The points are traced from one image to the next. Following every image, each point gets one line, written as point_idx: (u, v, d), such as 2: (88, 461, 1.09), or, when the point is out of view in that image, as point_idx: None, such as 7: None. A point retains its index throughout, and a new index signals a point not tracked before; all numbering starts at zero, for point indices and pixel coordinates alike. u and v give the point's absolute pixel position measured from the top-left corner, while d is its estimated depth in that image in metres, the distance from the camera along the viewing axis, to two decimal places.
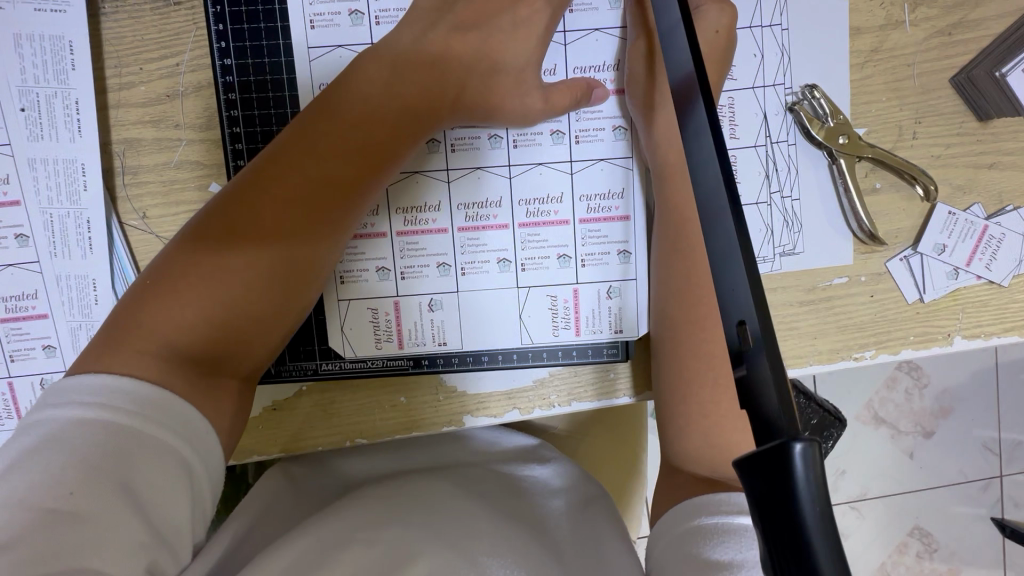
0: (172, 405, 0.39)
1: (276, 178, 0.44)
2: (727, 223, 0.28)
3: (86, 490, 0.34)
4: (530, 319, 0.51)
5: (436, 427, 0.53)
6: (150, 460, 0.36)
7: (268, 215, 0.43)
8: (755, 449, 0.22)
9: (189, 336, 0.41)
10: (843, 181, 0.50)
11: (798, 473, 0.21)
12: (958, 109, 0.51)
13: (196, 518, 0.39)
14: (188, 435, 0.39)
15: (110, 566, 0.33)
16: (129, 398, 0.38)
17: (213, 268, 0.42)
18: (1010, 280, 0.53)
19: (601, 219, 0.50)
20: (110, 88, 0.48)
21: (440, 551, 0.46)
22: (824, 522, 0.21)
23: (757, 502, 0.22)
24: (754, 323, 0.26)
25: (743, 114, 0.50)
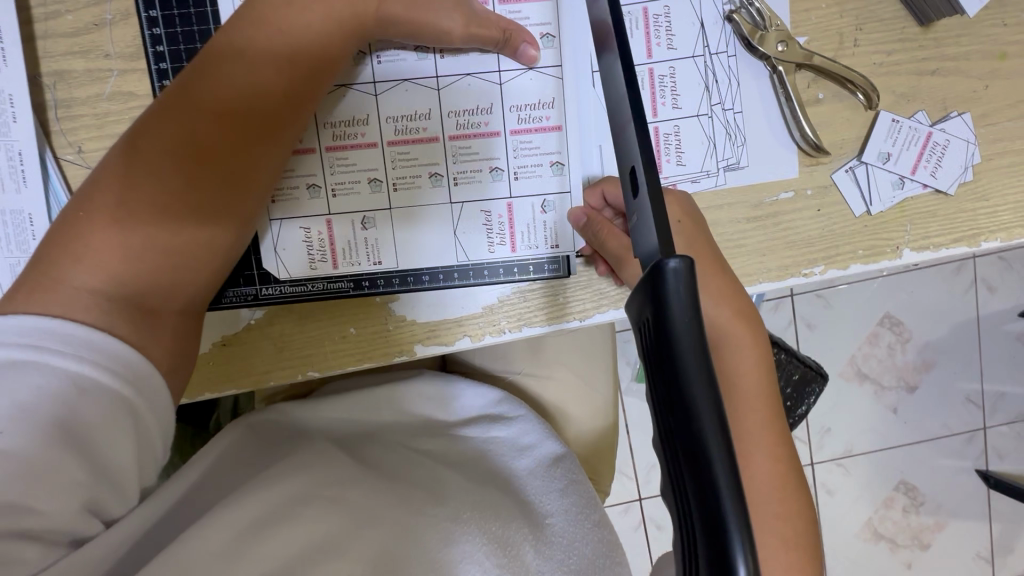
0: (111, 347, 0.38)
1: (200, 100, 0.42)
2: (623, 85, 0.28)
3: (17, 429, 0.35)
4: (467, 235, 0.51)
5: (386, 357, 0.53)
6: (87, 402, 0.36)
7: (197, 141, 0.42)
8: (642, 280, 0.22)
9: (118, 266, 0.40)
10: (784, 90, 0.50)
11: (669, 289, 0.21)
12: (899, 14, 0.50)
13: (143, 459, 0.40)
14: (128, 376, 0.38)
15: (42, 505, 0.35)
16: (63, 339, 0.37)
17: (145, 199, 0.41)
18: (956, 189, 0.52)
19: (533, 129, 0.50)
20: (36, 18, 0.48)
21: (398, 526, 0.47)
22: (711, 391, 0.20)
23: (646, 352, 0.22)
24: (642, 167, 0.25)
25: (678, 24, 0.49)
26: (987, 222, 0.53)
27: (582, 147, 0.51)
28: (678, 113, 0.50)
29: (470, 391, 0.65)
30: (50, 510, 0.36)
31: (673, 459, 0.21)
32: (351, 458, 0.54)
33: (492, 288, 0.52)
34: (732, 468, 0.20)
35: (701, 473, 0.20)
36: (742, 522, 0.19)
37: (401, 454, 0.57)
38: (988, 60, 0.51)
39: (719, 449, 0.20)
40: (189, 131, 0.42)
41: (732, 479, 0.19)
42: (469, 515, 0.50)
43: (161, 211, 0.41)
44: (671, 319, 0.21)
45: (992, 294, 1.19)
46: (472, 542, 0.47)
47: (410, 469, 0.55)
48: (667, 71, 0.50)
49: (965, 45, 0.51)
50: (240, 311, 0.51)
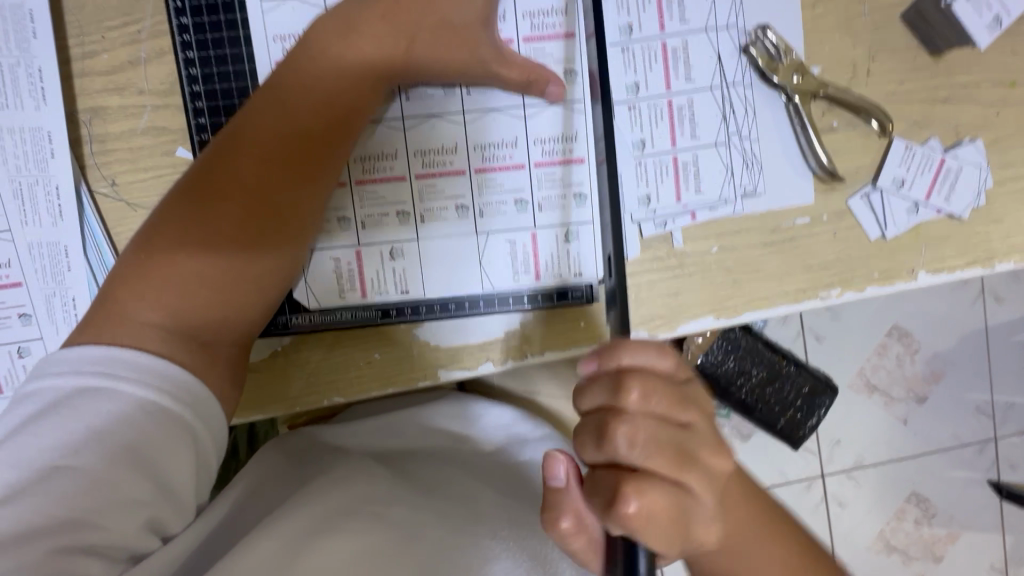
0: (173, 371, 0.40)
1: (251, 141, 0.44)
2: None
3: (89, 449, 0.37)
4: (491, 265, 0.52)
5: (411, 383, 0.54)
6: (152, 424, 0.38)
7: (249, 180, 0.44)
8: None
9: (178, 301, 0.42)
10: (800, 119, 0.51)
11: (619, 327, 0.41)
12: (911, 44, 0.51)
13: (199, 478, 0.42)
14: (188, 398, 0.40)
15: (110, 521, 0.37)
16: (130, 366, 0.39)
17: (200, 236, 0.43)
18: (970, 213, 0.53)
19: (556, 162, 0.51)
20: (74, 57, 0.49)
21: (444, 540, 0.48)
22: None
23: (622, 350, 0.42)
24: None
25: (696, 57, 0.51)
26: (1000, 244, 0.54)
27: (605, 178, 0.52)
28: (697, 143, 0.52)
29: (498, 411, 0.65)
30: (113, 527, 0.37)
31: None
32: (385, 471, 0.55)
33: (517, 316, 0.53)
34: None
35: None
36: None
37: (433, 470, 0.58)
38: (998, 87, 0.52)
39: None
40: (239, 173, 0.44)
41: None
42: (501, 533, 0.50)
43: (215, 249, 0.43)
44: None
45: (1000, 304, 1.20)
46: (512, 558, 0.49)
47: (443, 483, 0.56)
48: (686, 104, 0.51)
49: (975, 73, 0.52)
50: (271, 339, 0.53)
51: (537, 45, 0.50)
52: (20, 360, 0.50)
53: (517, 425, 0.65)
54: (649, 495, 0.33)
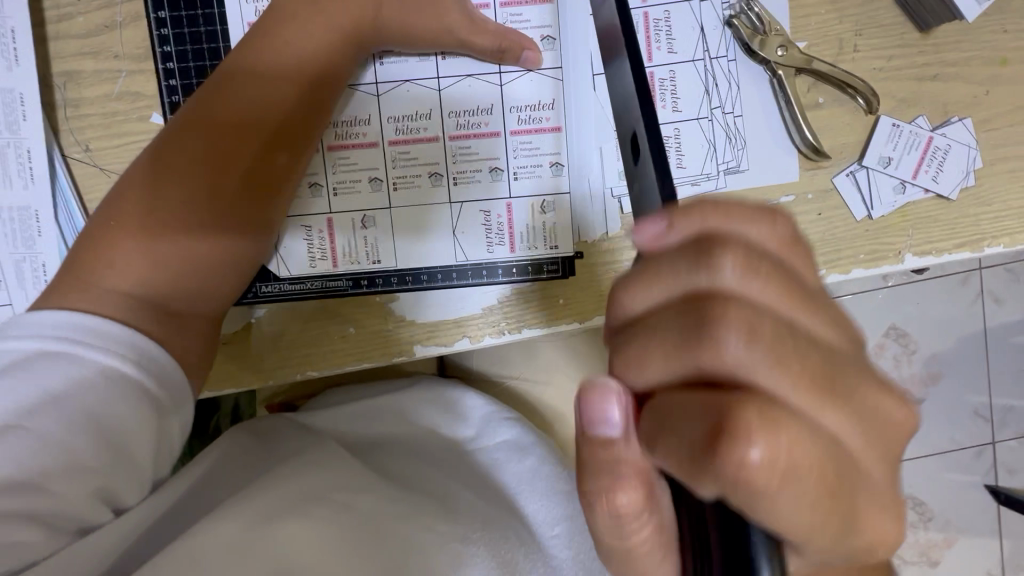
0: (136, 339, 0.39)
1: (222, 108, 0.44)
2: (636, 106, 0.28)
3: (43, 412, 0.35)
4: (466, 236, 0.51)
5: (384, 357, 0.53)
6: (114, 391, 0.37)
7: (220, 147, 0.44)
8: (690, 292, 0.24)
9: (148, 269, 0.41)
10: (784, 93, 0.50)
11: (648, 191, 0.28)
12: (898, 20, 0.50)
13: (163, 450, 0.40)
14: (151, 367, 0.39)
15: (62, 488, 0.35)
16: (93, 332, 0.38)
17: (169, 203, 0.42)
18: (958, 194, 0.52)
19: (532, 131, 0.50)
20: (49, 20, 0.49)
21: (415, 532, 0.45)
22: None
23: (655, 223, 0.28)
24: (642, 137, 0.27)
25: (679, 28, 0.50)
26: (990, 227, 0.53)
27: (582, 149, 0.51)
28: (678, 117, 0.51)
29: (478, 398, 0.65)
30: (61, 494, 0.35)
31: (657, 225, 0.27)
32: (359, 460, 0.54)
33: (491, 288, 0.52)
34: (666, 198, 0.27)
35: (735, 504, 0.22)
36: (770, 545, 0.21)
37: (409, 459, 0.57)
38: (989, 66, 0.51)
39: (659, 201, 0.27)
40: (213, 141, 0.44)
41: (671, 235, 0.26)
42: (476, 533, 0.49)
43: (188, 215, 0.42)
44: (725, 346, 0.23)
45: (999, 306, 1.18)
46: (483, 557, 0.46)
47: (420, 477, 0.55)
48: (668, 75, 0.50)
49: (965, 51, 0.51)
50: (241, 309, 0.52)
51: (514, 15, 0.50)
52: None
53: (495, 411, 0.65)
54: (785, 435, 0.21)
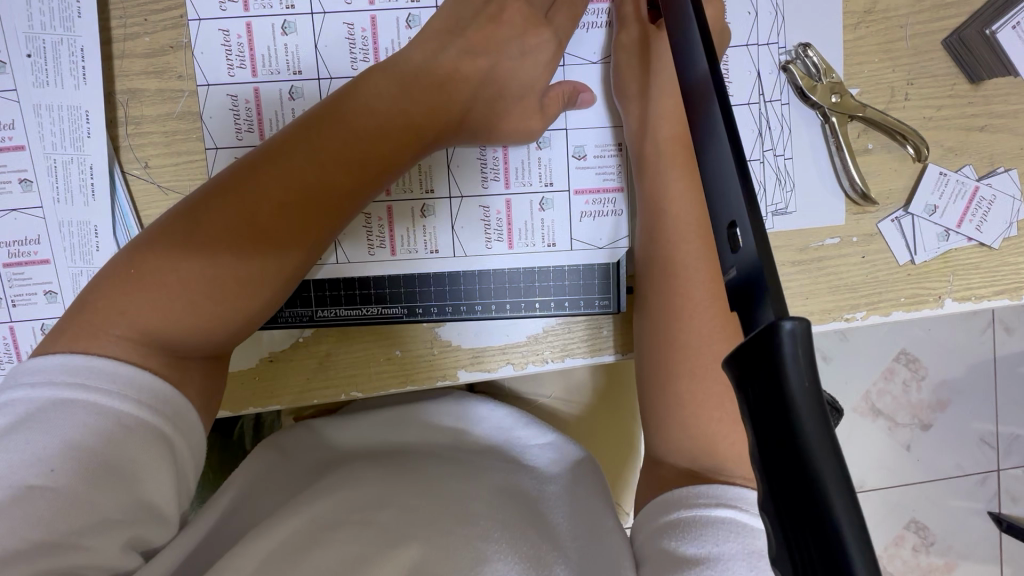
0: (153, 383, 0.38)
1: (288, 171, 0.43)
2: (732, 178, 0.26)
3: (67, 468, 0.35)
4: (538, 225, 0.53)
5: (429, 380, 0.54)
6: (129, 438, 0.36)
7: (271, 205, 0.43)
8: (745, 340, 0.22)
9: (172, 312, 0.40)
10: (835, 139, 0.51)
11: (785, 353, 0.21)
12: (950, 71, 0.51)
13: (181, 492, 0.40)
14: (173, 416, 0.39)
15: (93, 542, 0.35)
16: (130, 385, 0.38)
17: (212, 264, 0.41)
18: (1001, 243, 0.53)
19: (594, 188, 0.53)
20: (115, 39, 0.49)
21: (430, 541, 0.47)
22: (833, 461, 0.20)
23: (749, 382, 0.22)
24: (745, 223, 0.25)
25: (736, 73, 0.51)
26: None
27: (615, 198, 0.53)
28: None
29: (500, 411, 0.67)
30: (104, 547, 0.36)
31: (758, 412, 0.21)
32: (383, 469, 0.56)
33: (582, 259, 0.54)
34: (805, 369, 0.21)
35: (833, 551, 0.20)
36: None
37: (436, 464, 0.58)
38: None
39: (806, 409, 0.20)
40: (268, 186, 0.43)
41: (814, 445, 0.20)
42: (497, 532, 0.49)
43: (220, 254, 0.41)
44: (785, 387, 0.20)
45: (1010, 335, 1.19)
46: (506, 559, 0.47)
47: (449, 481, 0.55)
48: None
49: (1013, 103, 0.52)
50: (291, 330, 0.53)
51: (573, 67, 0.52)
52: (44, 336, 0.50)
53: (518, 428, 0.66)
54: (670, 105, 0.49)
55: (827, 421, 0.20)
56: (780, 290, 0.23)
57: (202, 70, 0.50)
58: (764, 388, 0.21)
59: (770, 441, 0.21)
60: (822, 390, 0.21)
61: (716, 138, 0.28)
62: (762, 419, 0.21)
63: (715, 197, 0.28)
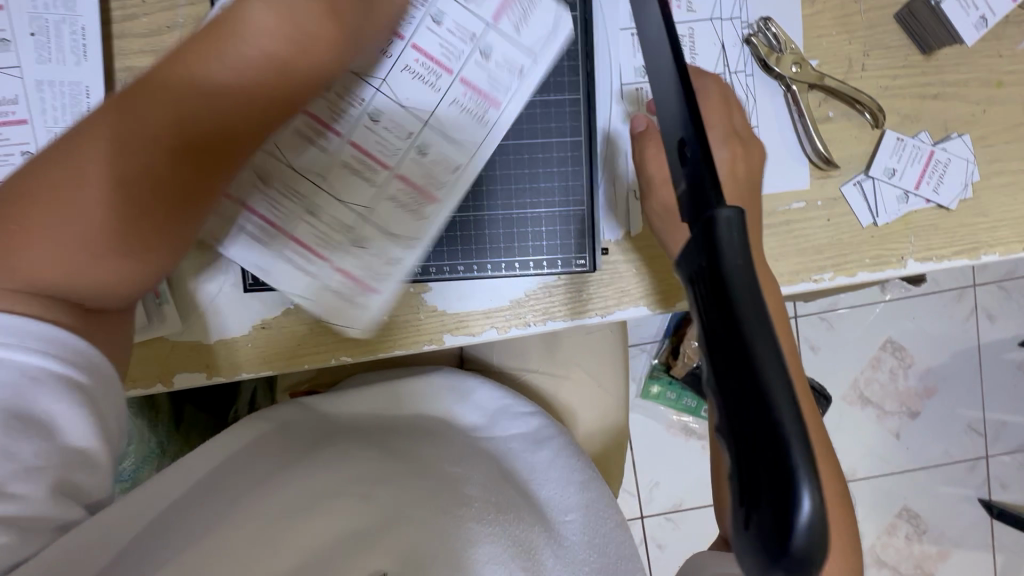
0: (55, 334, 0.38)
1: (189, 105, 0.40)
2: (681, 102, 0.28)
3: None
4: (510, 179, 0.55)
5: (415, 344, 0.56)
6: (41, 389, 0.36)
7: (178, 148, 0.40)
8: (692, 237, 0.24)
9: (75, 259, 0.38)
10: (797, 107, 0.54)
11: (721, 235, 0.23)
12: (903, 42, 0.54)
13: (106, 436, 0.40)
14: (87, 365, 0.38)
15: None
16: (26, 336, 0.37)
17: (111, 211, 0.39)
18: (957, 205, 0.56)
19: (565, 152, 0.55)
20: (114, 20, 0.52)
21: (422, 525, 0.51)
22: (768, 334, 0.22)
23: (699, 285, 0.24)
24: (693, 138, 0.27)
25: (702, 45, 0.54)
26: (986, 236, 0.56)
27: (586, 164, 0.55)
28: None
29: (484, 388, 0.66)
30: (33, 485, 0.37)
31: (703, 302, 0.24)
32: (377, 449, 0.57)
33: (555, 219, 0.55)
34: (743, 253, 0.23)
35: (768, 419, 0.20)
36: (807, 453, 0.20)
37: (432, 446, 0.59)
38: (985, 87, 0.55)
39: (745, 286, 0.22)
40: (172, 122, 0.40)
41: (753, 312, 0.22)
42: (486, 514, 0.52)
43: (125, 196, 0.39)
44: (724, 267, 0.23)
45: (992, 323, 1.21)
46: (492, 540, 0.50)
47: (440, 460, 0.57)
48: None
49: (963, 73, 0.55)
50: (280, 295, 0.55)
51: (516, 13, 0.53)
52: None
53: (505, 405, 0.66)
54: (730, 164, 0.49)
55: (766, 297, 0.22)
56: (720, 183, 0.25)
57: None
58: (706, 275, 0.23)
59: (711, 317, 0.23)
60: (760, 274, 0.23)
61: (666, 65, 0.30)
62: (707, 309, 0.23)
63: (665, 119, 0.29)
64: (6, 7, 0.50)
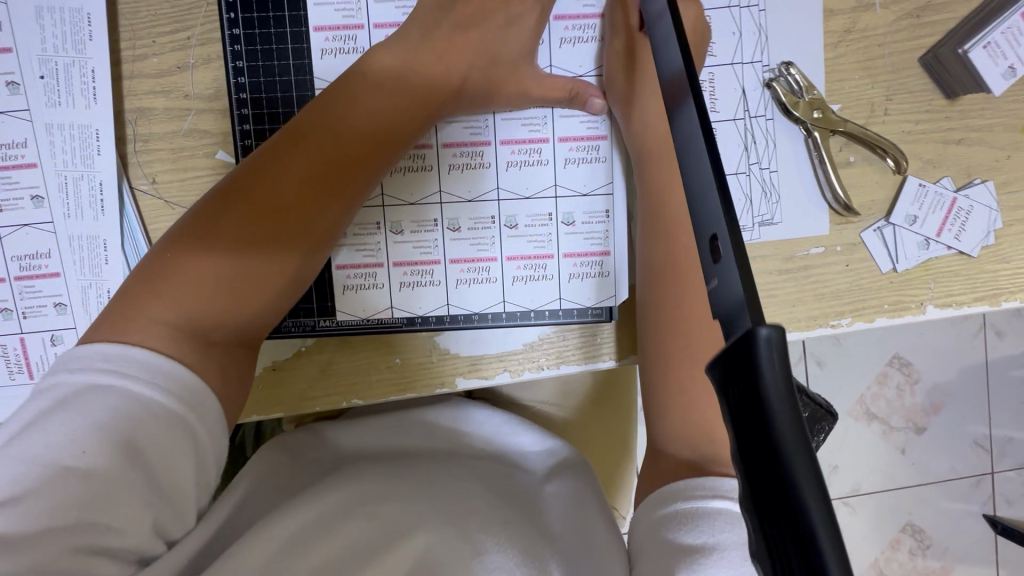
0: (167, 366, 0.39)
1: (311, 149, 0.47)
2: (714, 199, 0.27)
3: (96, 450, 0.36)
4: (528, 226, 0.56)
5: (428, 388, 0.55)
6: (151, 424, 0.38)
7: (294, 181, 0.46)
8: (727, 349, 0.23)
9: (205, 292, 0.43)
10: (818, 153, 0.53)
11: (762, 358, 0.22)
12: (927, 87, 0.53)
13: (200, 478, 0.41)
14: (194, 401, 0.40)
15: (126, 523, 0.37)
16: (141, 365, 0.39)
17: (240, 242, 0.45)
18: (979, 251, 0.55)
19: (584, 200, 0.56)
20: (124, 59, 0.51)
21: (437, 530, 0.48)
22: (806, 459, 0.22)
23: (727, 397, 0.24)
24: (726, 237, 0.26)
25: (722, 90, 0.53)
26: (1008, 282, 0.56)
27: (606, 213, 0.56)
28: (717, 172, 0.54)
29: (487, 413, 0.66)
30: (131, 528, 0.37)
31: (736, 419, 0.23)
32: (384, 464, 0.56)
33: (572, 268, 0.56)
34: (782, 375, 0.22)
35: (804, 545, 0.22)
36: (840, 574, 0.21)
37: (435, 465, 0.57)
38: (1010, 132, 0.54)
39: (785, 414, 0.22)
40: (295, 164, 0.47)
41: (791, 438, 0.22)
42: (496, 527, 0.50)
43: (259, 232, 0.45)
44: (764, 393, 0.22)
45: (1000, 339, 1.20)
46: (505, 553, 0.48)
47: (447, 477, 0.56)
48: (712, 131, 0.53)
49: (988, 117, 0.54)
50: (292, 340, 0.54)
51: (574, 26, 0.55)
52: (53, 347, 0.52)
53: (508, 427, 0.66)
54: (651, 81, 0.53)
55: (806, 418, 0.22)
56: (754, 295, 0.24)
57: (203, 85, 0.52)
58: (743, 392, 0.23)
59: (746, 438, 0.23)
60: (799, 398, 0.22)
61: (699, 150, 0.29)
62: (743, 429, 0.23)
63: (696, 211, 0.29)
64: (14, 50, 0.49)
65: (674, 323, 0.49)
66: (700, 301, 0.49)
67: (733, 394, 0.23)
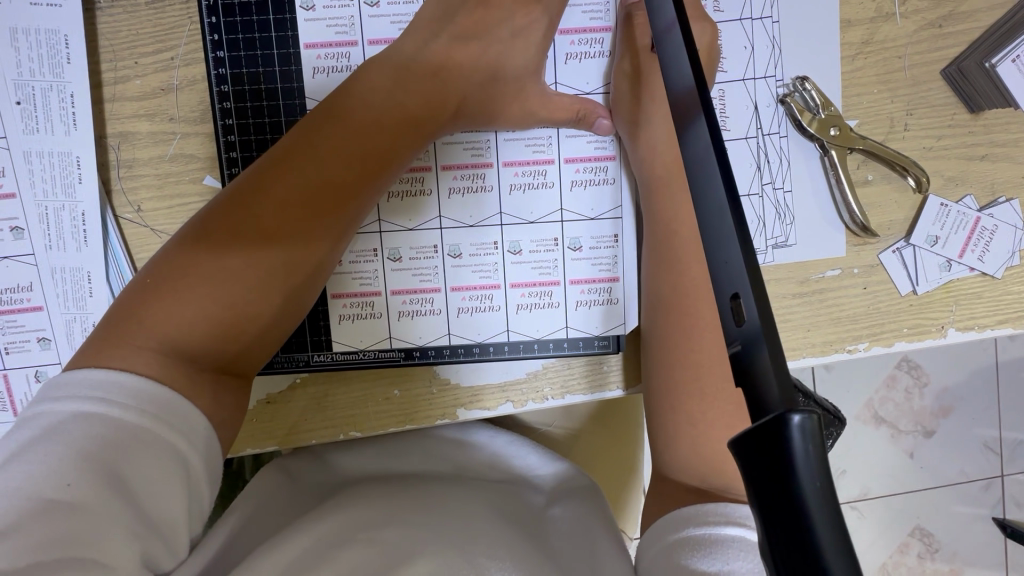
0: (153, 391, 0.36)
1: (309, 158, 0.44)
2: (736, 257, 0.25)
3: (82, 480, 0.32)
4: (532, 251, 0.53)
5: (429, 421, 0.53)
6: (141, 455, 0.34)
7: (290, 194, 0.43)
8: (750, 430, 0.21)
9: (196, 314, 0.40)
10: (835, 173, 0.50)
11: (793, 446, 0.20)
12: (950, 100, 0.51)
13: (194, 511, 0.37)
14: (188, 431, 0.36)
15: (113, 558, 0.32)
16: (127, 393, 0.35)
17: (232, 258, 0.41)
18: (1003, 272, 0.53)
19: (591, 223, 0.54)
20: (105, 82, 0.49)
21: (441, 553, 0.43)
22: (845, 555, 0.20)
23: (752, 481, 0.22)
24: (749, 297, 0.24)
25: (733, 107, 0.51)
26: None
27: (612, 237, 0.54)
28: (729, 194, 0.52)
29: (493, 434, 0.64)
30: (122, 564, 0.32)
31: (763, 505, 0.21)
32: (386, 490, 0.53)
33: (578, 296, 0.54)
34: (815, 463, 0.20)
35: None
36: None
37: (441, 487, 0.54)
38: None
39: (820, 508, 0.20)
40: (291, 174, 0.44)
41: (827, 531, 0.20)
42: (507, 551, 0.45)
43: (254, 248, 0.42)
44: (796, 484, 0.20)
45: (1011, 341, 1.15)
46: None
47: (455, 501, 0.52)
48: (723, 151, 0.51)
49: (1013, 132, 0.51)
50: (287, 373, 0.52)
51: (579, 40, 0.53)
52: (38, 382, 0.50)
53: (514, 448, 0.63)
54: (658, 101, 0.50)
55: (843, 511, 0.20)
56: (784, 366, 0.22)
57: (188, 108, 0.50)
58: (774, 481, 0.21)
59: (779, 526, 0.21)
60: (836, 489, 0.20)
61: (716, 200, 0.27)
62: (772, 519, 0.21)
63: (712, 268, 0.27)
64: None
65: (677, 351, 0.47)
66: (710, 331, 0.47)
67: (760, 481, 0.21)
